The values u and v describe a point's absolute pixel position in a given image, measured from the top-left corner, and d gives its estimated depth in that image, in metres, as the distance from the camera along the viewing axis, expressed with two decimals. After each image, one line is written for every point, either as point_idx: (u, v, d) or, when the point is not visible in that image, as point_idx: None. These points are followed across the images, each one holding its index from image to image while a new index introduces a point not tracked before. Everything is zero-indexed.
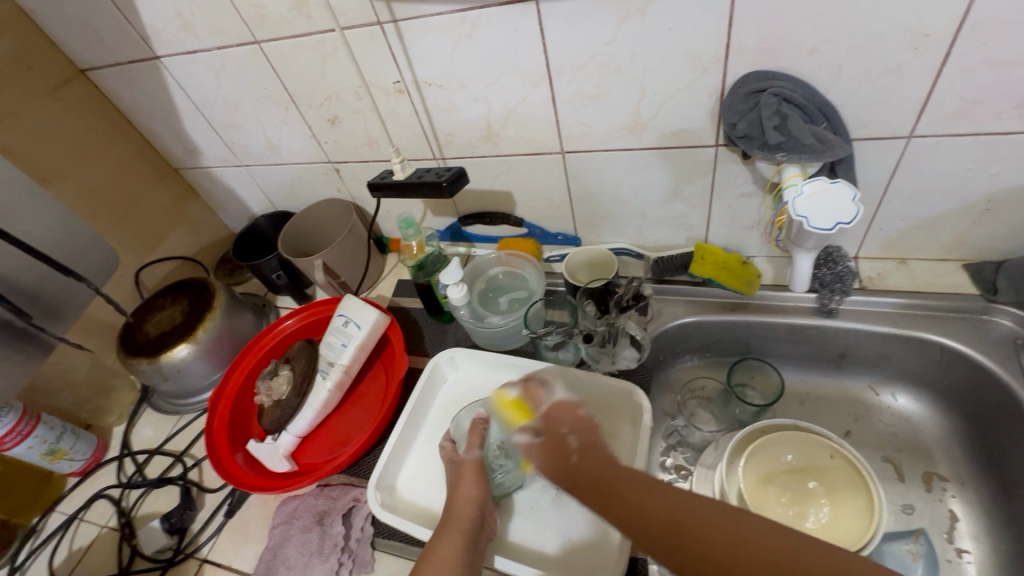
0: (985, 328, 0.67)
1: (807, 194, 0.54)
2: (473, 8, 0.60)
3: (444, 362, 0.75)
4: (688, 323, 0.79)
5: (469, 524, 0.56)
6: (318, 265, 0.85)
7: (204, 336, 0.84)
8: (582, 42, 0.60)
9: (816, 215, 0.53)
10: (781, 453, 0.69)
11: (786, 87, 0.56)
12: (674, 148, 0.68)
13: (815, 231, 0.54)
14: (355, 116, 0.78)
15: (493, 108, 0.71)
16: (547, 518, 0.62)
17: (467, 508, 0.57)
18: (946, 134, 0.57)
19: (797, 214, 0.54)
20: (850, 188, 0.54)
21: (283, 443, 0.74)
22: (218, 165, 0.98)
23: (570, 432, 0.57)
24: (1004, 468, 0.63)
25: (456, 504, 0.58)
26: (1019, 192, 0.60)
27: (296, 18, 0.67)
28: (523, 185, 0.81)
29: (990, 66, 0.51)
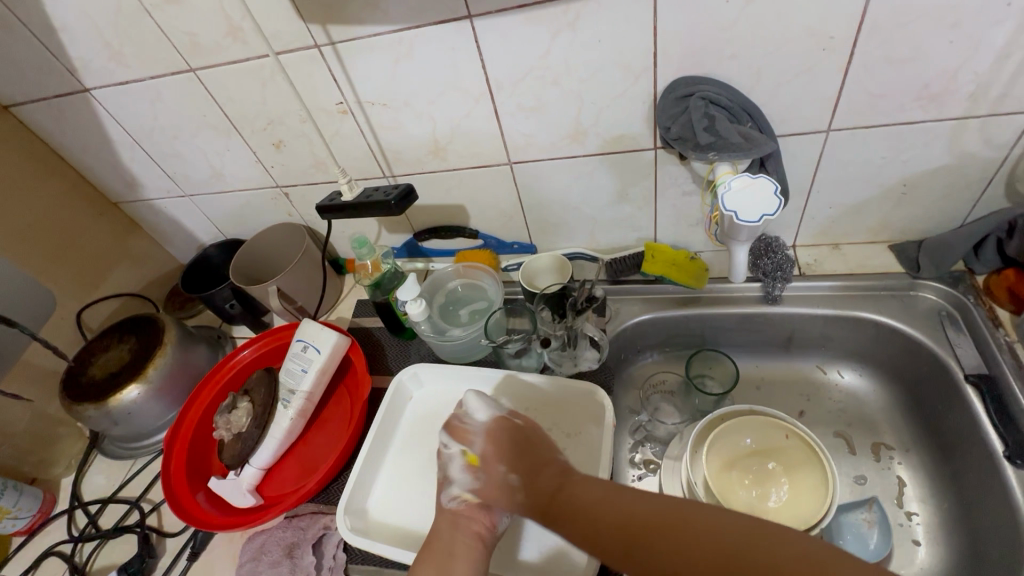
0: (913, 302, 0.72)
1: (737, 188, 0.57)
2: (409, 28, 0.61)
3: (408, 379, 0.74)
4: (645, 320, 0.81)
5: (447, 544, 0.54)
6: (272, 291, 0.83)
7: (155, 375, 0.81)
8: (518, 57, 0.62)
9: (744, 209, 0.56)
10: (741, 438, 0.72)
11: (712, 90, 0.59)
12: (616, 153, 0.70)
13: (744, 224, 0.56)
14: (300, 139, 0.78)
15: (438, 124, 0.72)
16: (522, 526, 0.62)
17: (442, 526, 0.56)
18: (859, 126, 0.62)
19: (726, 209, 0.57)
20: (771, 182, 0.57)
21: (246, 477, 0.71)
22: (162, 197, 0.95)
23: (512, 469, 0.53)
24: (940, 431, 0.67)
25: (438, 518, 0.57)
26: (929, 176, 0.66)
27: (231, 44, 0.67)
28: (474, 197, 0.82)
29: (890, 62, 0.56)
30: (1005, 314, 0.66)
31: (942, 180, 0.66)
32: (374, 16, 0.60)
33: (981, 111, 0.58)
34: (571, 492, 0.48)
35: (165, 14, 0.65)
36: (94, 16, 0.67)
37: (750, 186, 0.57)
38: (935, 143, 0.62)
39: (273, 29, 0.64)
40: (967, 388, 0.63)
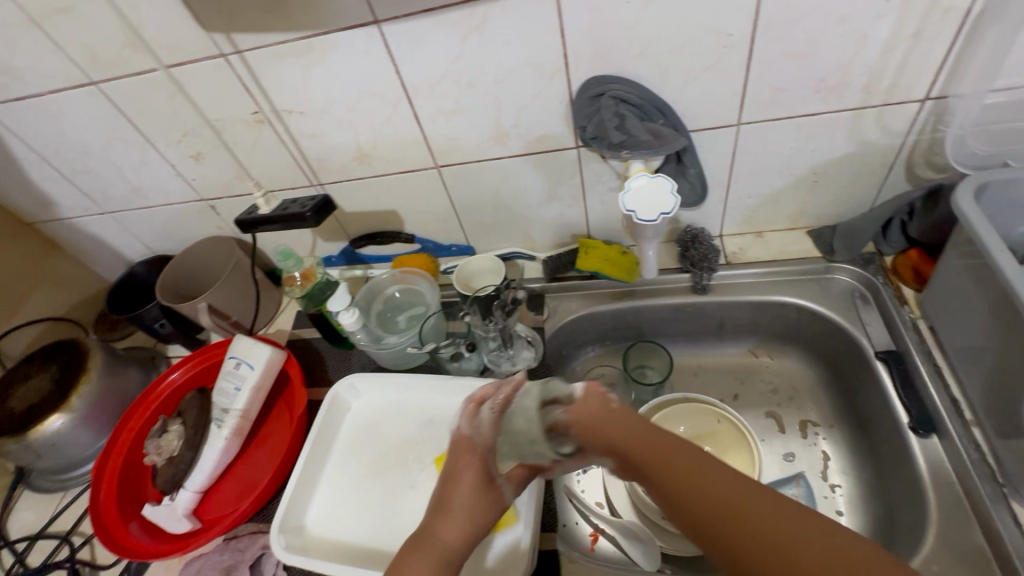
0: (830, 284, 0.75)
1: (635, 188, 0.60)
2: (317, 34, 0.60)
3: (344, 390, 0.73)
4: (582, 316, 0.83)
5: (452, 560, 0.50)
6: (202, 309, 0.81)
7: (80, 403, 0.78)
8: (431, 61, 0.61)
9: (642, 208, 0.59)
10: (676, 425, 0.74)
11: (622, 89, 0.60)
12: (540, 152, 0.71)
13: (642, 222, 0.59)
14: (219, 150, 0.75)
15: (359, 130, 0.71)
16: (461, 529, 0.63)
17: (453, 536, 0.51)
18: (766, 120, 0.64)
19: (626, 208, 0.59)
20: (668, 181, 0.60)
21: (181, 502, 0.69)
22: (80, 215, 0.91)
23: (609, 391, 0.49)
24: (859, 406, 0.71)
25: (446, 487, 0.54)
26: (836, 163, 0.68)
27: (132, 56, 0.64)
28: (406, 202, 0.81)
29: (787, 57, 0.58)
30: (911, 292, 0.69)
31: (848, 167, 0.69)
32: (279, 23, 0.59)
33: (875, 102, 0.61)
34: (675, 442, 0.44)
35: (57, 25, 0.61)
36: None
37: (648, 186, 0.59)
38: (838, 133, 0.65)
39: (175, 39, 0.62)
40: (878, 364, 0.66)
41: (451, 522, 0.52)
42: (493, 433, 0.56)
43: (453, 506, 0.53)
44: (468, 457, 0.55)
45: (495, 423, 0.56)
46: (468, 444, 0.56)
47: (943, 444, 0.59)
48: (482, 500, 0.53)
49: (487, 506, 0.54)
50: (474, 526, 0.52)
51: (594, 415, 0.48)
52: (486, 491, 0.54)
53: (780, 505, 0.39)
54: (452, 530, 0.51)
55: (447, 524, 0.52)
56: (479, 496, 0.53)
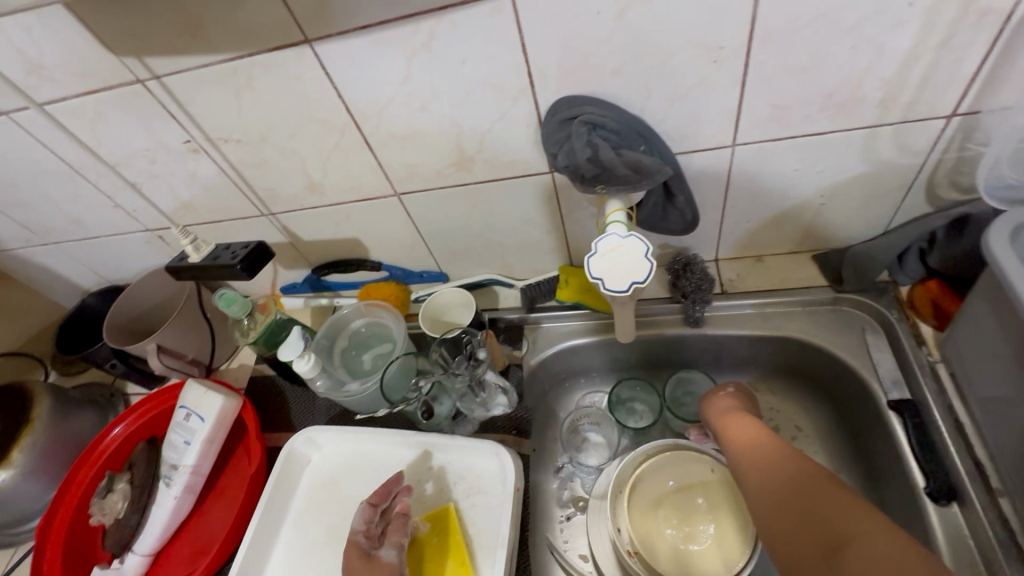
0: (837, 317, 0.67)
1: (601, 251, 0.50)
2: (242, 56, 0.52)
3: (301, 444, 0.67)
4: (565, 348, 0.76)
5: None
6: (151, 351, 0.74)
7: (22, 458, 0.72)
8: (376, 83, 0.53)
9: (610, 276, 0.49)
10: (664, 476, 0.68)
11: (595, 112, 0.52)
12: (510, 178, 0.63)
13: (610, 293, 0.49)
14: (156, 180, 0.68)
15: (306, 159, 0.63)
16: None
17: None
18: (765, 140, 0.56)
19: (592, 277, 0.50)
20: (642, 242, 0.50)
21: (129, 568, 0.65)
22: (22, 246, 0.84)
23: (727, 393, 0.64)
24: (868, 455, 0.64)
25: None
26: (846, 185, 0.60)
27: (38, 83, 0.56)
28: (368, 230, 0.73)
29: (789, 71, 0.49)
30: (929, 329, 0.62)
31: (860, 189, 0.60)
32: (197, 46, 0.51)
33: (892, 119, 0.52)
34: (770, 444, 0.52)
35: None
36: None
37: (618, 249, 0.50)
38: (848, 153, 0.56)
39: (81, 65, 0.54)
40: (890, 414, 0.59)
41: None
42: (361, 521, 0.56)
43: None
44: (351, 551, 0.54)
45: (362, 512, 0.57)
46: (353, 543, 0.55)
47: (964, 513, 0.52)
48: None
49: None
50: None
51: (715, 405, 0.63)
52: (371, 565, 0.52)
53: (823, 486, 0.44)
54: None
55: None
56: (370, 572, 0.52)
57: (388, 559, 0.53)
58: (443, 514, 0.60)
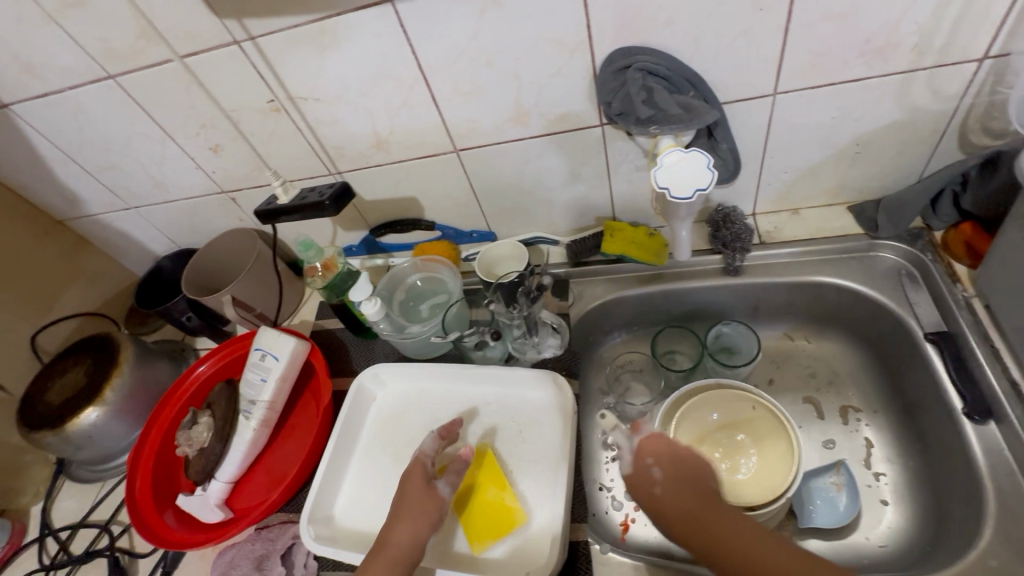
0: (873, 263, 0.71)
1: (668, 164, 0.55)
2: (330, 16, 0.58)
3: (369, 380, 0.72)
4: (609, 301, 0.80)
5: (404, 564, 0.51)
6: (227, 301, 0.81)
7: (113, 396, 0.79)
8: (446, 40, 0.59)
9: (675, 184, 0.54)
10: (708, 413, 0.71)
11: (649, 60, 0.57)
12: (563, 132, 0.68)
13: (675, 200, 0.54)
14: (238, 142, 0.75)
15: (376, 117, 0.69)
16: None
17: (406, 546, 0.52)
18: (805, 88, 0.60)
19: (659, 186, 0.55)
20: (704, 155, 0.55)
21: (213, 492, 0.70)
22: (106, 211, 0.92)
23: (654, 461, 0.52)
24: (905, 389, 0.68)
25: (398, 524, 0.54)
26: (882, 132, 0.64)
27: (146, 47, 0.63)
28: (425, 188, 0.79)
29: (829, 18, 0.53)
30: (963, 268, 0.65)
31: (895, 136, 0.64)
32: (291, 8, 0.57)
33: (926, 63, 0.56)
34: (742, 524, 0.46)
35: (74, 20, 0.61)
36: None
37: (683, 161, 0.55)
38: (883, 99, 0.60)
39: (187, 29, 0.61)
40: (927, 347, 0.63)
41: (403, 526, 0.54)
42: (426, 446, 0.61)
43: (402, 512, 0.55)
44: (415, 468, 0.59)
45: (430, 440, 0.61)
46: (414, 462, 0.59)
47: (1001, 430, 0.56)
48: (422, 504, 0.55)
49: (432, 508, 0.55)
50: (427, 527, 0.54)
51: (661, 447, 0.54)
52: (426, 491, 0.56)
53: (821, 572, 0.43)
54: (402, 534, 0.53)
55: (397, 530, 0.53)
56: (423, 498, 0.56)
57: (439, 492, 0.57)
58: (481, 452, 0.65)
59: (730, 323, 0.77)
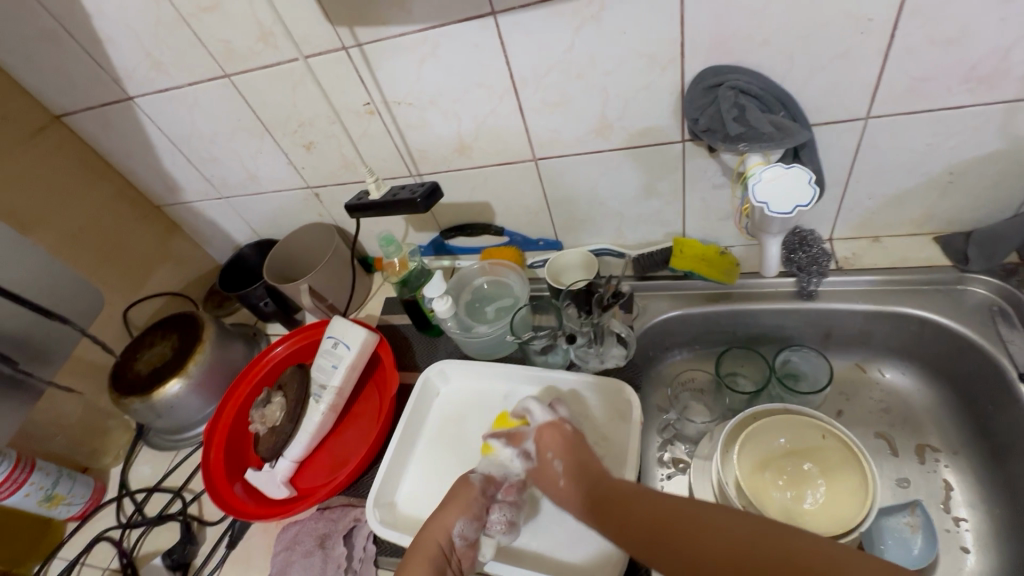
0: (961, 296, 0.69)
1: (766, 179, 0.56)
2: (434, 27, 0.62)
3: (435, 375, 0.76)
4: (674, 317, 0.80)
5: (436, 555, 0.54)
6: (304, 290, 0.85)
7: (196, 370, 0.83)
8: (541, 51, 0.62)
9: (775, 200, 0.56)
10: (774, 437, 0.69)
11: (741, 79, 0.58)
12: (643, 147, 0.69)
13: (776, 215, 0.56)
14: (330, 140, 0.80)
15: (463, 124, 0.72)
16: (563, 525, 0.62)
17: (438, 534, 0.56)
18: (900, 113, 0.59)
19: (757, 201, 0.57)
20: (806, 170, 0.56)
21: (280, 470, 0.73)
22: (200, 200, 0.99)
23: (555, 456, 0.59)
24: (992, 431, 0.64)
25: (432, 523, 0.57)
26: (979, 162, 0.62)
27: (263, 50, 0.69)
28: (500, 195, 0.82)
29: (933, 44, 0.53)
30: None
31: (993, 168, 0.62)
32: (400, 16, 0.61)
33: None
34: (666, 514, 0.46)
35: (203, 22, 0.67)
36: (136, 28, 0.70)
37: (782, 177, 0.56)
38: (984, 129, 0.59)
39: (303, 34, 0.66)
40: (1022, 387, 0.60)
41: (435, 516, 0.58)
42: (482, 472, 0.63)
43: (442, 510, 0.58)
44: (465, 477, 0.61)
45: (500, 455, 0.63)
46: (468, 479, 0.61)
47: None
48: (457, 496, 0.59)
49: (467, 494, 0.59)
50: (456, 510, 0.57)
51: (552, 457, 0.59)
52: (465, 487, 0.60)
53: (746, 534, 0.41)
54: (433, 524, 0.57)
55: (434, 527, 0.56)
56: (462, 486, 0.60)
57: (473, 481, 0.61)
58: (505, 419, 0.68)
59: (798, 349, 0.75)
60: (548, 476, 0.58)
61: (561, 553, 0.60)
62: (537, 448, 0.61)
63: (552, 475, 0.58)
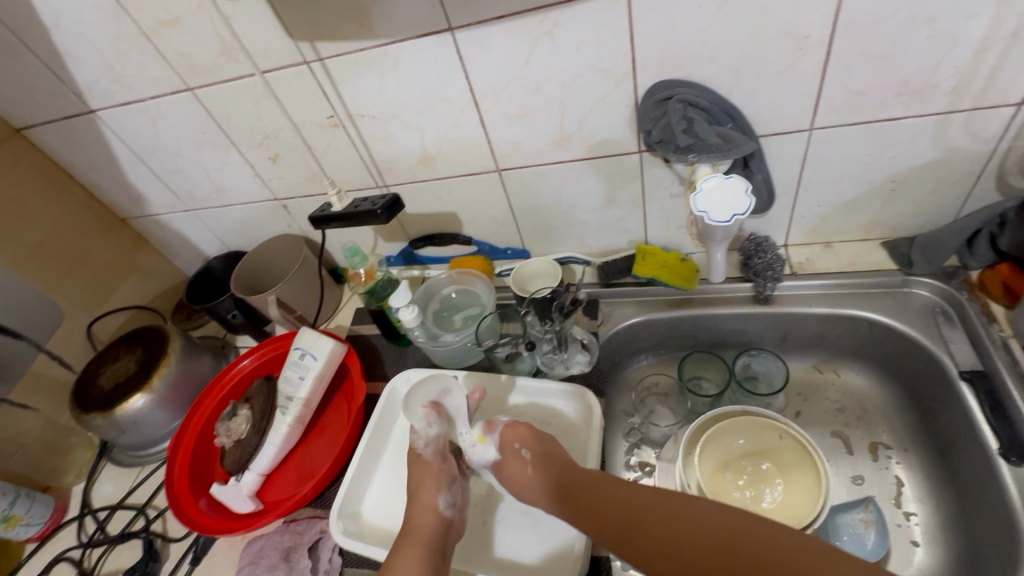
0: (907, 299, 0.72)
1: (709, 188, 0.58)
2: (394, 41, 0.63)
3: (402, 384, 0.76)
4: (638, 323, 0.81)
5: (429, 534, 0.56)
6: (272, 300, 0.85)
7: (160, 384, 0.82)
8: (500, 67, 0.63)
9: (714, 209, 0.58)
10: (734, 439, 0.70)
11: (690, 93, 0.60)
12: (602, 157, 0.71)
13: (713, 223, 0.58)
14: (296, 152, 0.80)
15: (427, 136, 0.73)
16: (524, 532, 0.62)
17: (427, 517, 0.58)
18: (842, 125, 0.62)
19: (697, 210, 0.59)
20: (742, 182, 0.58)
21: (246, 483, 0.72)
22: (167, 212, 0.98)
23: (522, 444, 0.59)
24: (938, 428, 0.67)
25: (412, 507, 0.59)
26: (918, 171, 0.65)
27: (225, 63, 0.69)
28: (466, 205, 0.83)
29: (866, 59, 0.56)
30: (1001, 309, 0.65)
31: (931, 176, 0.65)
32: (360, 32, 0.62)
33: (964, 106, 0.58)
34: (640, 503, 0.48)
35: (163, 36, 0.67)
36: (97, 43, 0.70)
37: (724, 187, 0.58)
38: (919, 139, 0.62)
39: (263, 48, 0.67)
40: (963, 385, 0.63)
41: (416, 502, 0.59)
42: (437, 446, 0.63)
43: (416, 489, 0.60)
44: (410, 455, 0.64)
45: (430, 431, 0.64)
46: (417, 454, 0.63)
47: None
48: (418, 473, 0.62)
49: (431, 470, 0.61)
50: (432, 490, 0.59)
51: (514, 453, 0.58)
52: (423, 462, 0.62)
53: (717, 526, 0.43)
54: (418, 509, 0.58)
55: (417, 510, 0.58)
56: (423, 465, 0.62)
57: (429, 455, 0.62)
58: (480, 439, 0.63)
59: (757, 352, 0.77)
60: (515, 463, 0.58)
61: (514, 557, 0.61)
62: (501, 442, 0.60)
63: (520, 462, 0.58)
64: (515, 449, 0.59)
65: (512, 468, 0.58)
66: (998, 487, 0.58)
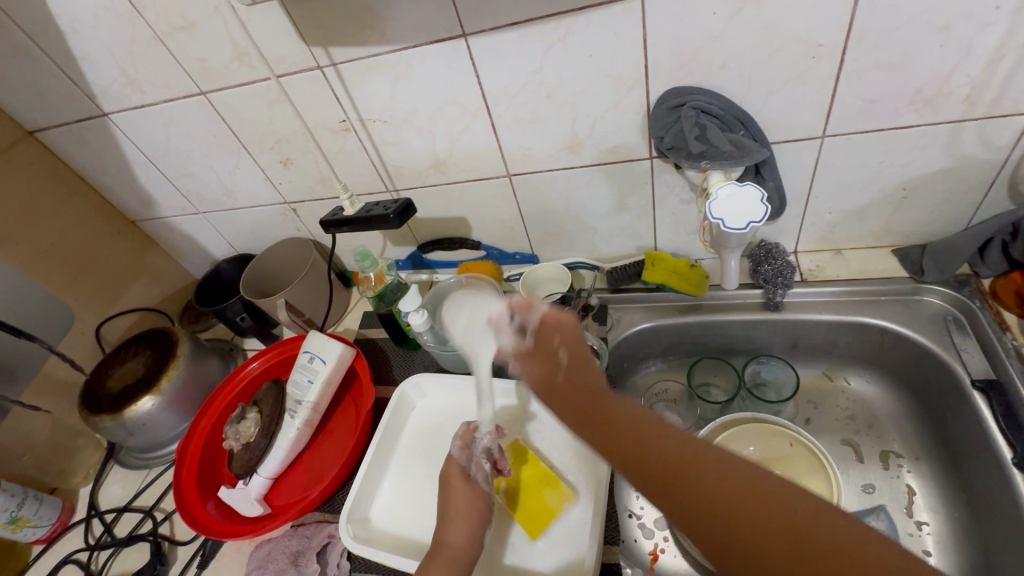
0: (918, 307, 0.71)
1: (722, 196, 0.59)
2: (407, 47, 0.63)
3: (411, 389, 0.76)
4: (647, 328, 0.81)
5: (463, 560, 0.55)
6: (280, 304, 0.85)
7: (169, 387, 0.82)
8: (512, 72, 0.64)
9: (730, 216, 0.58)
10: (744, 447, 0.70)
11: (703, 100, 0.60)
12: (613, 164, 0.71)
13: (730, 231, 0.58)
14: (307, 156, 0.81)
15: (438, 141, 0.74)
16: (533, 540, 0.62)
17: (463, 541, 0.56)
18: (853, 132, 0.62)
19: (713, 216, 0.59)
20: (756, 189, 0.58)
21: (254, 486, 0.72)
22: (176, 215, 0.98)
23: (562, 342, 0.48)
24: (950, 437, 0.67)
25: (450, 531, 0.57)
26: (929, 179, 0.65)
27: (238, 68, 0.70)
28: (475, 210, 0.83)
29: (879, 68, 0.56)
30: (1012, 317, 0.65)
31: (942, 184, 0.65)
32: (374, 37, 0.62)
33: (977, 114, 0.58)
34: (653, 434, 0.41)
35: (178, 40, 0.68)
36: (112, 48, 0.71)
37: (737, 195, 0.58)
38: (931, 147, 0.62)
39: (277, 53, 0.67)
40: (975, 394, 0.63)
41: (457, 529, 0.57)
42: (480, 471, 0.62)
43: (452, 514, 0.59)
44: (452, 467, 0.62)
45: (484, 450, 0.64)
46: (459, 467, 0.62)
47: None
48: (461, 496, 0.60)
49: (470, 498, 0.60)
50: (475, 522, 0.58)
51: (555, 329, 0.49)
52: (468, 484, 0.61)
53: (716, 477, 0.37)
54: (461, 536, 0.57)
55: (454, 531, 0.57)
56: (468, 493, 0.60)
57: (480, 487, 0.61)
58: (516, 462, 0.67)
59: (767, 359, 0.78)
60: (547, 359, 0.48)
61: (523, 564, 0.61)
62: (540, 328, 0.50)
63: (552, 363, 0.47)
64: (551, 342, 0.48)
65: (541, 355, 0.48)
66: (1008, 497, 0.58)
